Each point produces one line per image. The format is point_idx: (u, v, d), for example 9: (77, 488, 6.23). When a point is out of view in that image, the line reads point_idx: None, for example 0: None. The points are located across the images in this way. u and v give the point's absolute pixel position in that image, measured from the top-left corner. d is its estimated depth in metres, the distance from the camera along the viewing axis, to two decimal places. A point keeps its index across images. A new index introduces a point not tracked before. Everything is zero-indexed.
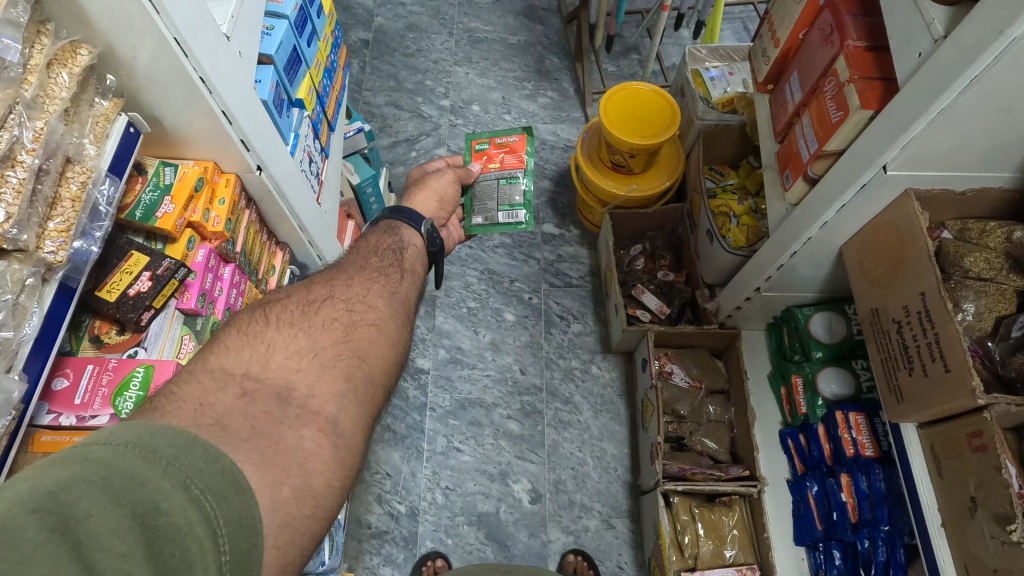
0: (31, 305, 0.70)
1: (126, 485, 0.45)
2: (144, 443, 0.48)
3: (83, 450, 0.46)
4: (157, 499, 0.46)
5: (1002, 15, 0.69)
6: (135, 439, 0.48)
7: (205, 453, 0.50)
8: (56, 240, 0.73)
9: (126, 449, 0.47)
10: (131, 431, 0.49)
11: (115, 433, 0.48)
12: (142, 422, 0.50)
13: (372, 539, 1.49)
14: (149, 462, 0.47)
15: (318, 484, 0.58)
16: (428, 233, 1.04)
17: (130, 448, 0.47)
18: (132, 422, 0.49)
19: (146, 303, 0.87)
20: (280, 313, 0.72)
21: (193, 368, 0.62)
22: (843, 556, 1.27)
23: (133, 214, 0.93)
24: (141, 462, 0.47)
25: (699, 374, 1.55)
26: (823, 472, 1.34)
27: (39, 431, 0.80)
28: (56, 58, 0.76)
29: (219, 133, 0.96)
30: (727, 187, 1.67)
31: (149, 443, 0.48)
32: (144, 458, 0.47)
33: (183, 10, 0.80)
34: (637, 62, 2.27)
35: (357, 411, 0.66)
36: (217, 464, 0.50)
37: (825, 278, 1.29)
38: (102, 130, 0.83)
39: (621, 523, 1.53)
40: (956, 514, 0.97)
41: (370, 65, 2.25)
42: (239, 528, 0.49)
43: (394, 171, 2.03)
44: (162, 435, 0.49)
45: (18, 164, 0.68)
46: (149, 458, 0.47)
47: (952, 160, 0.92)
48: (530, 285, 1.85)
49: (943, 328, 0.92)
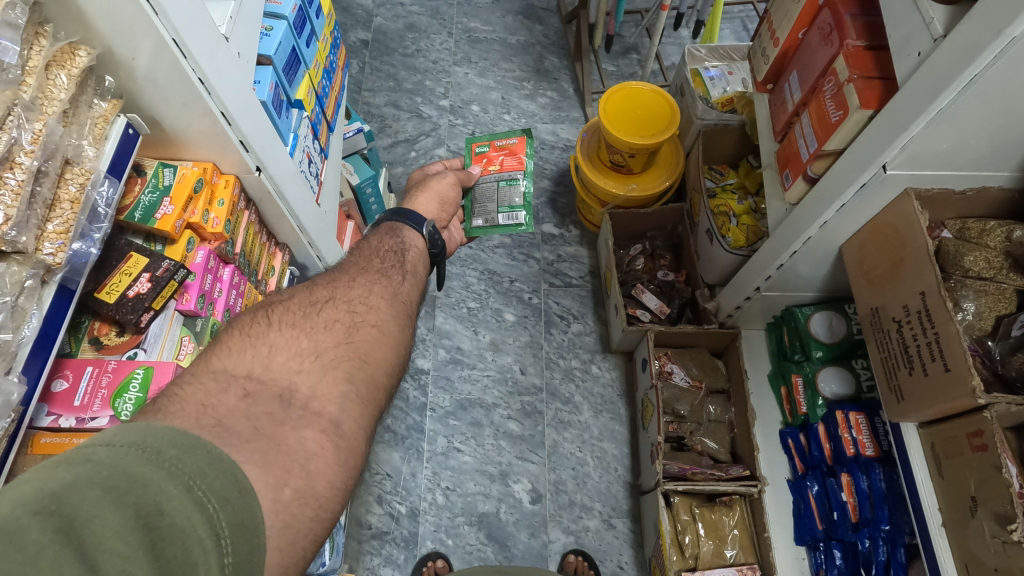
0: (30, 307, 0.70)
1: (130, 486, 0.45)
2: (147, 445, 0.48)
3: (86, 451, 0.46)
4: (160, 500, 0.46)
5: (1001, 15, 0.69)
6: (138, 440, 0.48)
7: (208, 454, 0.50)
8: (55, 242, 0.73)
9: (129, 450, 0.47)
10: (133, 433, 0.49)
11: (118, 435, 0.48)
12: (145, 424, 0.50)
13: (372, 540, 1.49)
14: (152, 463, 0.47)
15: (320, 485, 0.58)
16: (430, 234, 1.04)
17: (133, 449, 0.47)
18: (135, 424, 0.49)
19: (145, 304, 0.87)
20: (282, 314, 0.72)
21: (196, 370, 0.62)
22: (844, 555, 1.27)
23: (132, 215, 0.93)
24: (145, 463, 0.47)
25: (700, 374, 1.55)
26: (824, 471, 1.34)
27: (39, 433, 0.80)
28: (55, 59, 0.76)
29: (218, 134, 0.96)
30: (727, 187, 1.67)
31: (152, 445, 0.48)
32: (147, 459, 0.47)
33: (182, 11, 0.80)
34: (637, 62, 2.27)
35: (359, 412, 0.66)
36: (220, 465, 0.50)
37: (825, 278, 1.29)
38: (101, 132, 0.83)
39: (622, 523, 1.53)
40: (957, 513, 0.97)
41: (369, 65, 2.25)
42: (241, 529, 0.49)
43: (393, 172, 2.03)
44: (165, 437, 0.49)
45: (17, 166, 0.68)
46: (152, 459, 0.47)
47: (952, 159, 0.92)
48: (530, 285, 1.85)
49: (943, 328, 0.92)
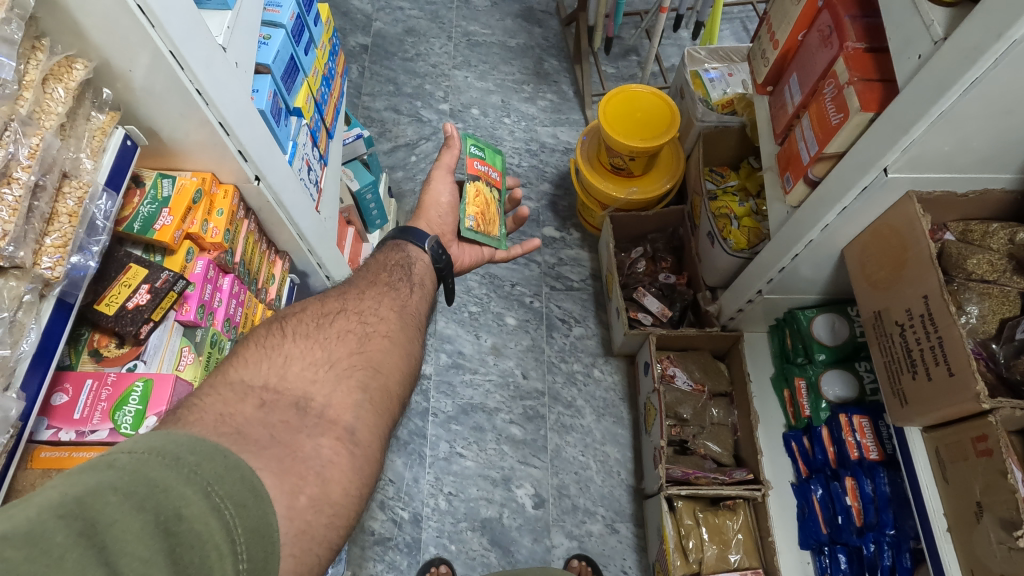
0: (28, 321, 0.70)
1: (150, 492, 0.45)
2: (167, 451, 0.48)
3: (109, 457, 0.46)
4: (179, 506, 0.45)
5: (1002, 18, 0.69)
6: (159, 447, 0.48)
7: (226, 460, 0.49)
8: (53, 256, 0.73)
9: (149, 457, 0.47)
10: (153, 439, 0.48)
11: (140, 440, 0.48)
12: (165, 430, 0.50)
13: (375, 546, 1.48)
14: (172, 469, 0.47)
15: (336, 493, 0.58)
16: (435, 251, 1.02)
17: (154, 456, 0.47)
18: (155, 430, 0.49)
19: (145, 315, 0.87)
20: (296, 326, 0.72)
21: (213, 382, 0.62)
22: (848, 559, 1.26)
23: (131, 226, 0.93)
24: (165, 469, 0.47)
25: (702, 377, 1.54)
26: (828, 475, 1.33)
27: (40, 446, 0.80)
28: (52, 73, 0.76)
29: (216, 144, 0.96)
30: (729, 190, 1.66)
31: (171, 451, 0.48)
32: (166, 465, 0.47)
33: (179, 22, 0.80)
34: (637, 64, 2.26)
35: (373, 420, 0.66)
36: (238, 471, 0.49)
37: (827, 280, 1.28)
38: (99, 145, 0.83)
39: (626, 527, 1.52)
40: (963, 518, 0.96)
41: (370, 69, 2.25)
42: (257, 536, 0.48)
43: (394, 177, 2.03)
44: (184, 442, 0.49)
45: (14, 181, 0.68)
46: (172, 465, 0.47)
47: (953, 161, 0.91)
48: (530, 289, 1.84)
49: (946, 332, 0.91)
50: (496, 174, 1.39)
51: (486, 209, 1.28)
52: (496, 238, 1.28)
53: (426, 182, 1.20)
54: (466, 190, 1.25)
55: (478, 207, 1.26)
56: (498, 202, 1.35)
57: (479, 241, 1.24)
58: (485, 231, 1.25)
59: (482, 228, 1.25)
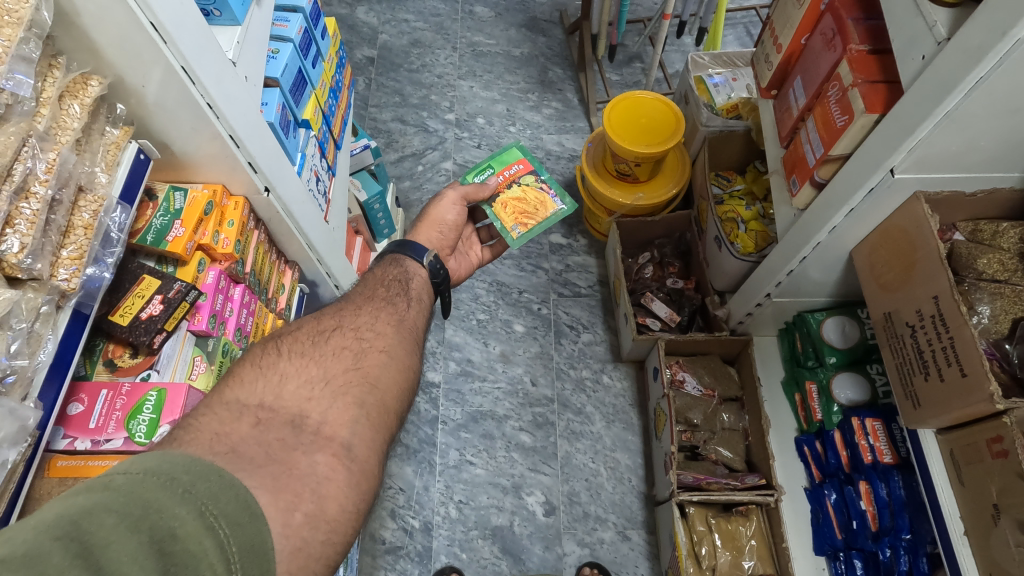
0: (46, 332, 0.71)
1: (145, 512, 0.45)
2: (162, 472, 0.48)
3: (105, 479, 0.47)
4: (174, 525, 0.46)
5: (1003, 17, 0.69)
6: (154, 467, 0.49)
7: (221, 479, 0.50)
8: (70, 268, 0.74)
9: (145, 477, 0.47)
10: (148, 461, 0.49)
11: (135, 462, 0.49)
12: (160, 451, 0.51)
13: (386, 555, 1.48)
14: (167, 490, 0.47)
15: (332, 509, 0.58)
16: (432, 265, 1.02)
17: (148, 476, 0.48)
18: (150, 452, 0.50)
19: (158, 325, 0.88)
20: (291, 344, 0.72)
21: (210, 402, 0.63)
22: (864, 565, 1.25)
23: (144, 238, 0.95)
24: (160, 490, 0.47)
25: (712, 382, 1.53)
26: (841, 479, 1.32)
27: (56, 456, 0.81)
28: (68, 90, 0.78)
29: (227, 156, 0.97)
30: (735, 194, 1.66)
31: (166, 472, 0.48)
32: (161, 485, 0.47)
33: (191, 39, 0.82)
34: (640, 71, 2.28)
35: (370, 436, 0.66)
36: (232, 490, 0.50)
37: (837, 282, 1.27)
38: (113, 159, 0.85)
39: (638, 534, 1.51)
40: (979, 521, 0.95)
41: (376, 81, 2.28)
42: (252, 554, 0.49)
43: (401, 187, 2.05)
44: (179, 463, 0.50)
45: (32, 196, 0.70)
46: (167, 485, 0.48)
47: (961, 161, 0.91)
48: (538, 296, 1.85)
49: (957, 333, 0.90)
50: (517, 167, 1.33)
51: (521, 204, 1.28)
52: (555, 211, 1.27)
53: (435, 200, 1.21)
54: (490, 213, 1.26)
55: (512, 212, 1.27)
56: (536, 182, 1.32)
57: (542, 227, 1.27)
58: (538, 220, 1.26)
59: (532, 221, 1.25)
